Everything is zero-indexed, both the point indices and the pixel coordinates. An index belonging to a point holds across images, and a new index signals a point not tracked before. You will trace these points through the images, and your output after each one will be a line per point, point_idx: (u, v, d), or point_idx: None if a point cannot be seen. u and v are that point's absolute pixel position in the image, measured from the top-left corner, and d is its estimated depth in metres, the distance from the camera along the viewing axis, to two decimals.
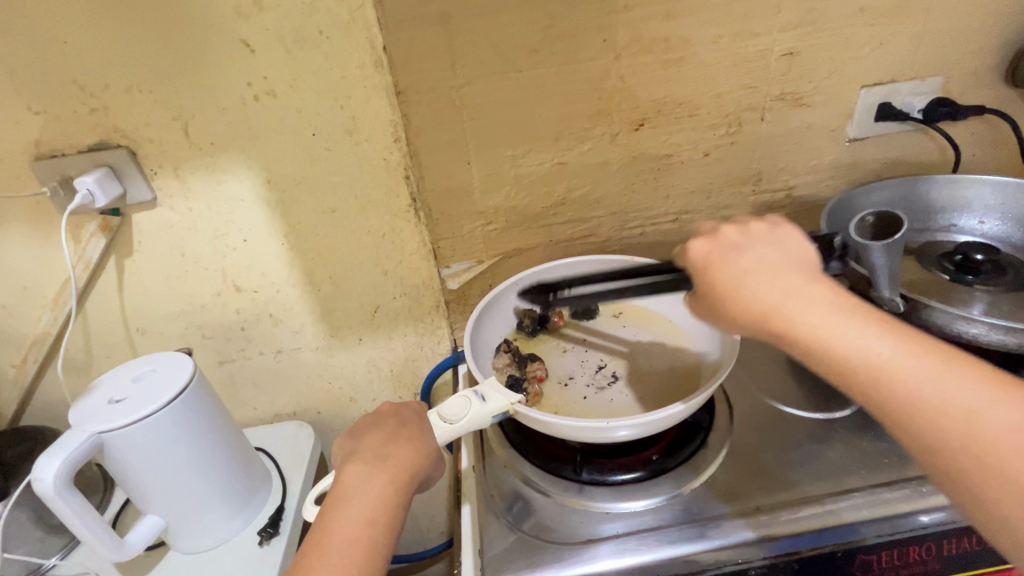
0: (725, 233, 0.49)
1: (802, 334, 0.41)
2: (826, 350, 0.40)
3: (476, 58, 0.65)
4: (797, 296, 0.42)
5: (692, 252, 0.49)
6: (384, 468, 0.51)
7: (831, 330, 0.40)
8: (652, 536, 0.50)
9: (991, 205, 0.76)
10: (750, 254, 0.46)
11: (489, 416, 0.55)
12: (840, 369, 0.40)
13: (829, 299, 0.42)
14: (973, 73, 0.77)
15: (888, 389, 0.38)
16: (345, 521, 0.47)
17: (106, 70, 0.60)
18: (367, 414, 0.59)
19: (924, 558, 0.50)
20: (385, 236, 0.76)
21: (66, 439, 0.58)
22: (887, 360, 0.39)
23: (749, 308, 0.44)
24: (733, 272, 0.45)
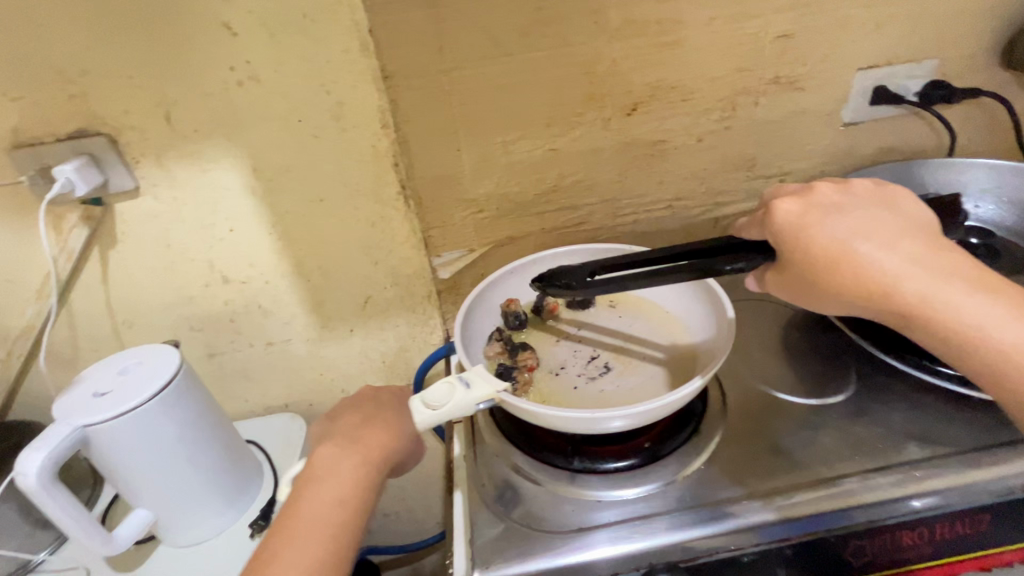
0: (814, 194, 0.50)
1: (902, 296, 0.44)
2: (923, 309, 0.44)
3: (465, 41, 0.63)
4: (899, 260, 0.45)
5: (783, 216, 0.49)
6: (356, 450, 0.52)
7: (936, 297, 0.44)
8: (643, 524, 0.50)
9: (985, 188, 0.76)
10: (847, 216, 0.48)
11: (475, 403, 0.53)
12: (937, 328, 0.44)
13: (927, 260, 0.45)
14: (969, 56, 0.76)
15: (980, 344, 0.43)
16: (316, 500, 0.48)
17: (83, 55, 0.58)
18: (346, 396, 0.60)
19: (916, 543, 0.49)
20: (375, 225, 0.74)
21: (50, 432, 0.57)
22: (983, 316, 0.43)
23: (850, 273, 0.46)
24: (833, 236, 0.47)
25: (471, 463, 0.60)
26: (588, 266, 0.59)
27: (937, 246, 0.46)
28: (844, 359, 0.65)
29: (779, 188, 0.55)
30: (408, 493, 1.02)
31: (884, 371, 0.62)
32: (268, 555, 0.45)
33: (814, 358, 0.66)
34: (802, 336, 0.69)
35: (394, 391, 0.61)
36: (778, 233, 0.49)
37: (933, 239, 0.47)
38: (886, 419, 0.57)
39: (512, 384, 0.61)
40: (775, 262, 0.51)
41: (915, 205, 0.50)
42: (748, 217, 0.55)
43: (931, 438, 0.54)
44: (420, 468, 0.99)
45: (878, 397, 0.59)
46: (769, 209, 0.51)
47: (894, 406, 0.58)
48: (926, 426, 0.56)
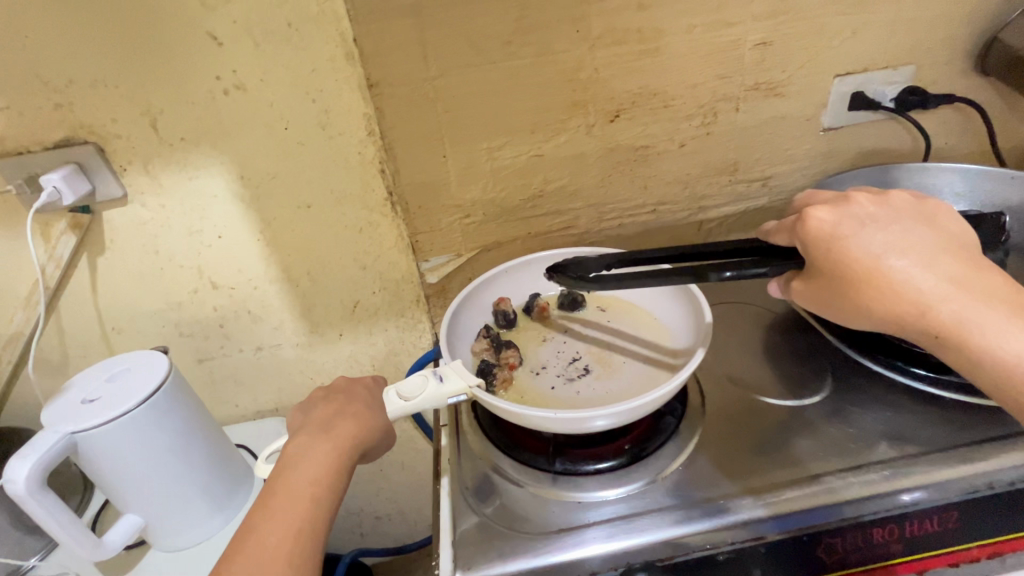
0: (851, 203, 0.50)
1: (936, 314, 0.44)
2: (955, 329, 0.44)
3: (448, 49, 0.64)
4: (935, 277, 0.45)
5: (816, 225, 0.49)
6: (329, 436, 0.53)
7: (968, 318, 0.43)
8: (623, 524, 0.51)
9: (959, 192, 0.77)
10: (883, 229, 0.47)
11: (444, 397, 0.55)
12: (970, 349, 0.43)
13: (965, 280, 0.45)
14: (944, 62, 0.77)
15: (1013, 368, 0.42)
16: (290, 483, 0.49)
17: (70, 64, 0.59)
18: (320, 387, 0.61)
19: (888, 540, 0.50)
20: (362, 231, 0.75)
21: (39, 439, 0.58)
22: (1019, 340, 0.42)
23: (883, 288, 0.46)
24: (868, 248, 0.46)
25: (455, 465, 0.61)
26: (609, 258, 0.61)
27: (975, 266, 0.46)
28: (821, 361, 0.66)
29: (815, 196, 0.55)
30: (399, 495, 1.03)
31: (860, 372, 0.64)
32: (242, 537, 0.46)
33: (792, 359, 0.67)
34: (782, 338, 0.70)
35: (366, 380, 0.62)
36: (811, 242, 0.49)
37: (971, 258, 0.46)
38: (859, 419, 0.58)
39: (490, 381, 0.62)
40: (803, 274, 0.52)
41: (954, 223, 0.49)
42: (779, 221, 0.55)
43: (904, 438, 0.56)
44: (410, 471, 1.00)
45: (852, 398, 0.61)
46: (802, 216, 0.51)
47: (868, 406, 0.60)
48: (899, 426, 0.57)
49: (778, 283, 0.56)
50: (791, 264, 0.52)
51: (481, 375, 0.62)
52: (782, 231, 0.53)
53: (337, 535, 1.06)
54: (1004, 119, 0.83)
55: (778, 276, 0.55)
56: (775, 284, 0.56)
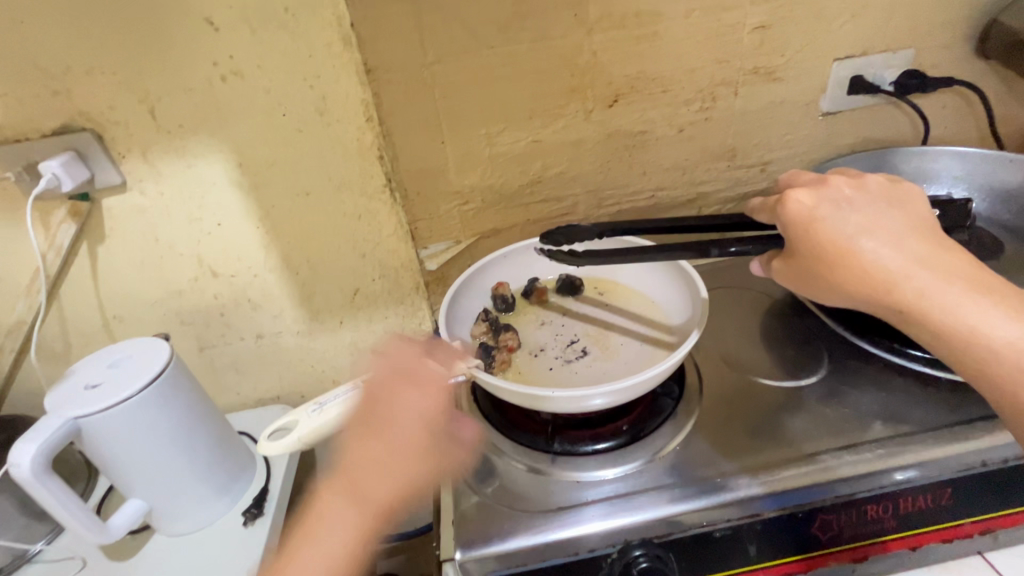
0: (828, 186, 0.50)
1: (903, 293, 0.44)
2: (923, 310, 0.44)
3: (445, 35, 0.65)
4: (903, 257, 0.45)
5: (794, 208, 0.49)
6: (368, 506, 0.53)
7: (938, 299, 0.44)
8: (622, 502, 0.51)
9: (958, 175, 0.77)
10: (857, 210, 0.48)
11: (446, 376, 0.56)
12: (933, 324, 0.44)
13: (932, 259, 0.45)
14: (943, 45, 0.77)
15: (969, 341, 0.43)
16: (323, 550, 0.51)
17: (67, 51, 0.59)
18: (377, 421, 0.55)
19: (881, 517, 0.51)
20: (362, 218, 0.74)
21: (42, 424, 0.58)
22: (977, 315, 0.43)
23: (857, 270, 0.46)
24: (842, 229, 0.46)
25: None
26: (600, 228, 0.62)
27: (941, 245, 0.46)
28: (818, 345, 0.67)
29: (794, 177, 0.54)
30: None
31: (856, 354, 0.64)
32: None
33: (789, 342, 0.68)
34: (780, 322, 0.70)
35: (423, 413, 0.56)
36: (788, 223, 0.49)
37: (939, 238, 0.46)
38: (855, 399, 0.59)
39: (488, 362, 0.63)
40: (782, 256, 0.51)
41: (924, 205, 0.49)
42: (763, 198, 0.54)
43: (899, 418, 0.56)
44: None
45: (848, 379, 0.61)
46: (781, 199, 0.51)
47: (864, 387, 0.60)
48: (895, 407, 0.58)
49: (760, 261, 0.54)
50: (775, 244, 0.53)
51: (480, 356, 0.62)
52: (766, 209, 0.53)
53: None
54: (1004, 103, 0.83)
55: (760, 253, 0.54)
56: (755, 263, 0.54)
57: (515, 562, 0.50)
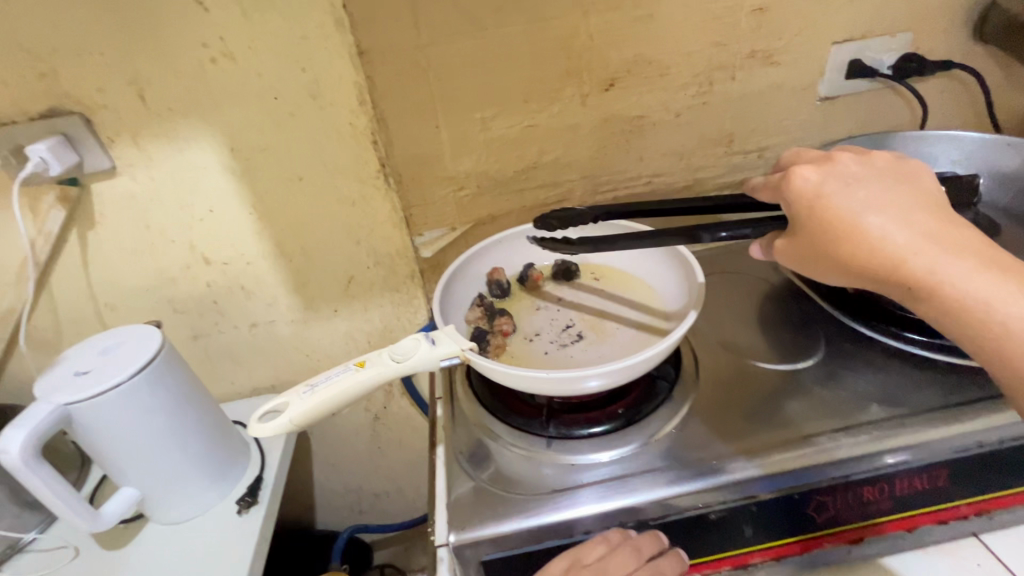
0: (835, 162, 0.49)
1: (913, 268, 0.43)
2: (933, 285, 0.43)
3: (439, 16, 0.64)
4: (911, 232, 0.44)
5: (800, 184, 0.48)
6: None
7: (950, 274, 0.43)
8: (617, 484, 0.51)
9: (956, 160, 0.76)
10: (865, 186, 0.47)
11: (439, 359, 0.55)
12: (943, 299, 0.43)
13: (942, 234, 0.44)
14: (941, 29, 0.77)
15: (981, 315, 0.42)
16: None
17: (53, 32, 0.58)
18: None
19: (876, 498, 0.51)
20: (355, 204, 0.73)
21: (31, 410, 0.58)
22: (989, 291, 0.42)
23: (863, 246, 0.45)
24: (849, 205, 0.45)
25: (450, 432, 0.61)
26: (597, 211, 0.60)
27: (950, 221, 0.45)
28: (814, 329, 0.66)
29: (800, 154, 0.53)
30: (398, 473, 1.03)
31: (852, 338, 0.64)
32: None
33: (785, 327, 0.67)
34: (777, 307, 0.70)
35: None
36: (794, 200, 0.48)
37: (947, 214, 0.46)
38: (852, 383, 0.59)
39: (483, 347, 0.62)
40: (789, 234, 0.50)
41: (933, 181, 0.48)
42: (765, 177, 0.53)
43: (894, 401, 0.56)
44: (408, 449, 1.00)
45: (844, 363, 0.61)
46: (786, 175, 0.49)
47: (861, 370, 0.60)
48: (890, 389, 0.57)
49: (760, 244, 0.53)
50: (776, 225, 0.53)
51: (474, 341, 0.62)
52: (768, 187, 0.52)
53: (337, 511, 1.07)
54: (1002, 88, 0.83)
55: (760, 238, 0.54)
56: (755, 246, 0.54)
57: (510, 544, 0.50)
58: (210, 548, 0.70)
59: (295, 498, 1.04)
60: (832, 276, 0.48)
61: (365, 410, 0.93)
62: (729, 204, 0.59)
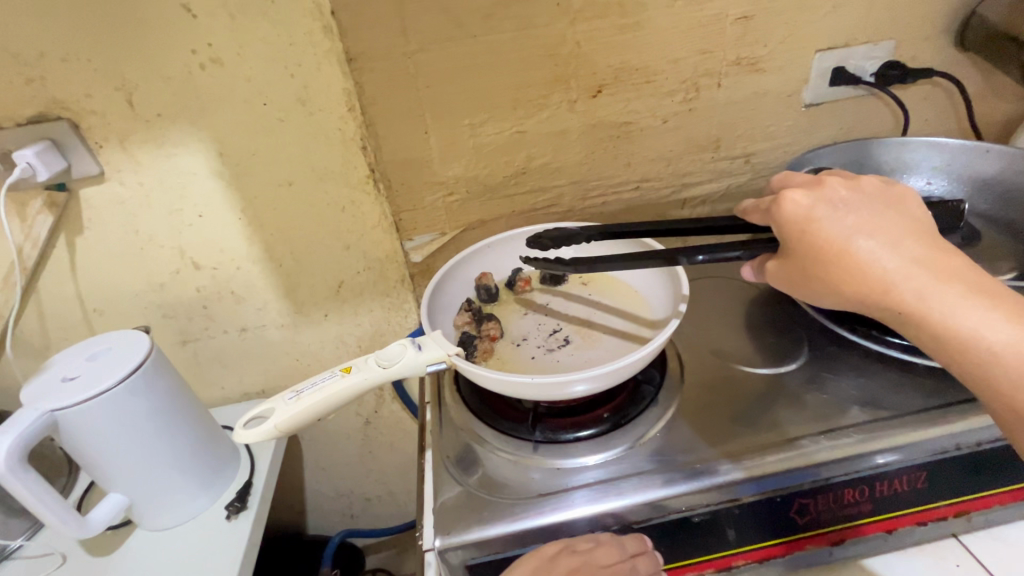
0: (825, 186, 0.48)
1: (902, 293, 0.44)
2: (919, 311, 0.44)
3: (427, 22, 0.64)
4: (901, 257, 0.44)
5: (791, 208, 0.47)
6: None
7: (938, 301, 0.43)
8: (603, 488, 0.52)
9: (936, 166, 0.77)
10: (855, 211, 0.46)
11: (424, 364, 0.55)
12: (932, 325, 0.43)
13: (931, 260, 0.44)
14: (923, 37, 0.78)
15: (967, 343, 0.42)
16: None
17: (39, 37, 0.57)
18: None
19: (858, 500, 0.52)
20: (345, 209, 0.73)
21: (17, 417, 0.57)
22: (976, 318, 0.42)
23: (853, 271, 0.45)
24: (840, 231, 0.45)
25: (437, 436, 0.61)
26: (588, 231, 0.61)
27: (939, 246, 0.45)
28: (798, 332, 0.67)
29: (788, 175, 0.53)
30: (390, 477, 1.03)
31: (835, 342, 0.65)
32: None
33: (770, 330, 0.68)
34: (762, 311, 0.71)
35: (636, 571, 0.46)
36: (785, 225, 0.47)
37: (935, 239, 0.46)
38: (834, 385, 0.60)
39: (471, 352, 0.63)
40: (779, 256, 0.50)
41: (919, 205, 0.48)
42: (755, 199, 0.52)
43: (876, 404, 0.57)
44: (399, 453, 1.00)
45: (828, 367, 0.62)
46: (776, 198, 0.49)
47: (844, 374, 0.61)
48: (872, 392, 0.58)
49: (753, 265, 0.53)
50: (768, 248, 0.53)
51: (462, 347, 0.62)
52: (758, 211, 0.51)
53: (329, 515, 1.07)
54: (982, 94, 0.84)
55: (753, 259, 0.53)
56: (748, 268, 0.54)
57: (497, 549, 0.50)
58: (198, 553, 0.69)
59: (285, 503, 1.03)
60: (822, 299, 0.48)
61: (356, 414, 0.94)
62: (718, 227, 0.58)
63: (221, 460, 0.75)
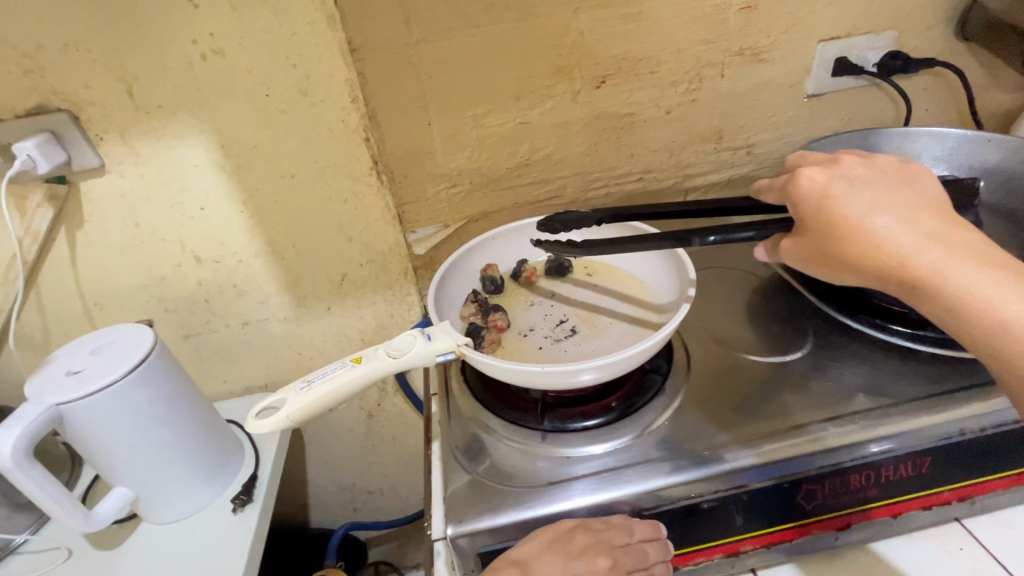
0: (841, 164, 0.50)
1: (917, 266, 0.43)
2: (936, 284, 0.43)
3: (431, 12, 0.64)
4: (916, 231, 0.44)
5: (806, 184, 0.49)
6: None
7: (955, 274, 0.42)
8: (612, 476, 0.52)
9: (938, 156, 0.77)
10: (869, 188, 0.47)
11: (435, 354, 0.56)
12: (945, 298, 0.43)
13: (947, 235, 0.44)
14: (924, 27, 0.78)
15: (982, 315, 0.41)
16: None
17: (38, 28, 0.57)
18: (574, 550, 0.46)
19: (863, 486, 0.52)
20: (347, 201, 0.73)
21: (23, 411, 0.57)
22: (991, 291, 0.41)
23: (867, 244, 0.45)
24: (854, 206, 0.46)
25: (445, 427, 0.62)
26: (600, 214, 0.61)
27: (955, 223, 0.45)
28: (802, 321, 0.68)
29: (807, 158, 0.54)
30: (392, 470, 1.03)
31: (838, 331, 0.66)
32: None
33: (774, 320, 0.69)
34: (765, 301, 0.71)
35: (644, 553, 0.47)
36: (800, 201, 0.49)
37: (952, 216, 0.46)
38: (838, 373, 0.60)
39: (478, 342, 0.63)
40: (796, 234, 0.50)
41: (937, 184, 0.49)
42: (771, 179, 0.54)
43: (879, 391, 0.57)
44: (401, 445, 1.00)
45: (831, 355, 0.63)
46: (792, 177, 0.50)
47: (847, 362, 0.62)
48: (875, 380, 0.59)
49: (766, 246, 0.54)
50: (779, 229, 0.54)
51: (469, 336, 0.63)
52: (774, 189, 0.53)
53: (331, 509, 1.07)
54: (981, 84, 0.85)
55: (766, 239, 0.54)
56: (761, 247, 0.55)
57: (506, 536, 0.50)
58: (205, 546, 0.69)
59: (288, 497, 1.04)
60: (836, 276, 0.48)
61: (359, 407, 0.94)
62: (727, 208, 0.59)
63: (226, 452, 0.75)
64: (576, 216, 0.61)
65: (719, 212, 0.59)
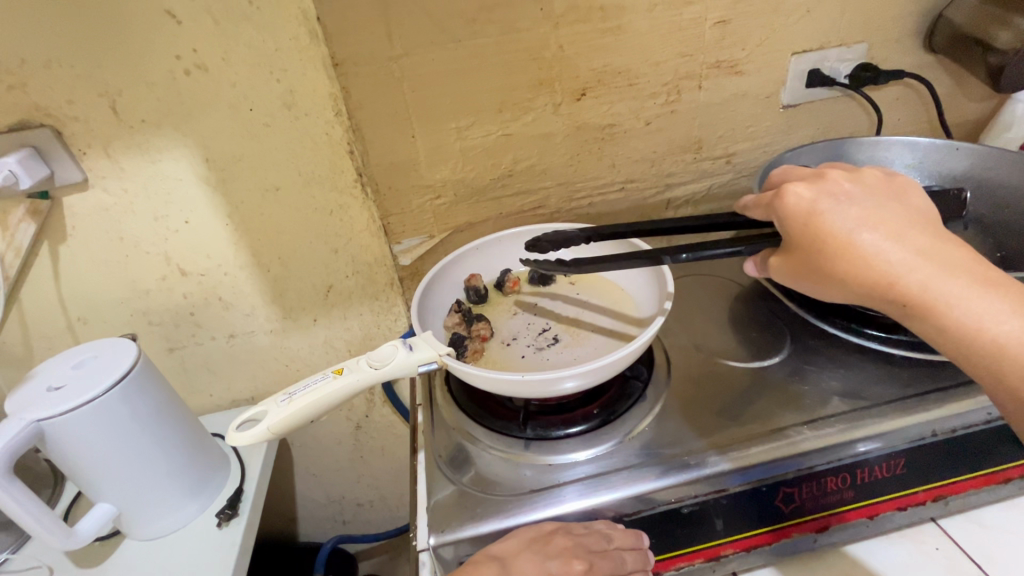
0: (826, 179, 0.50)
1: (907, 284, 0.44)
2: (925, 301, 0.44)
3: (413, 27, 0.65)
4: (904, 248, 0.45)
5: (795, 201, 0.48)
6: None
7: (944, 292, 0.43)
8: (594, 483, 0.53)
9: (910, 164, 0.80)
10: (857, 203, 0.48)
11: (417, 364, 0.56)
12: (935, 315, 0.44)
13: (934, 251, 0.45)
14: (893, 39, 0.81)
15: (975, 333, 0.43)
16: None
17: (20, 44, 0.57)
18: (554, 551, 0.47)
19: (840, 488, 0.53)
20: (333, 213, 0.74)
21: (2, 427, 0.56)
22: (981, 309, 0.43)
23: (856, 261, 0.45)
24: (842, 224, 0.46)
25: (430, 437, 0.62)
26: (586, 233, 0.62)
27: (941, 238, 0.46)
28: (781, 327, 0.69)
29: (791, 172, 0.54)
30: (381, 481, 1.03)
31: (815, 335, 0.67)
32: None
33: (753, 325, 0.70)
34: (746, 307, 0.73)
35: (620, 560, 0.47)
36: (788, 217, 0.49)
37: (938, 231, 0.47)
38: (816, 377, 0.61)
39: (462, 351, 0.64)
40: (784, 250, 0.51)
41: (921, 197, 0.50)
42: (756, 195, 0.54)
43: (856, 394, 0.59)
44: (390, 457, 1.00)
45: (810, 359, 0.64)
46: (779, 192, 0.50)
47: (825, 366, 0.63)
48: (852, 383, 0.60)
49: (755, 261, 0.54)
50: (768, 244, 0.55)
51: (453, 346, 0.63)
52: (760, 206, 0.52)
53: (320, 521, 1.07)
54: (950, 95, 0.88)
55: (755, 255, 0.54)
56: (750, 263, 0.55)
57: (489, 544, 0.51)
58: (188, 562, 0.69)
59: (275, 511, 1.03)
60: (825, 293, 0.49)
61: (346, 419, 0.93)
62: (706, 224, 0.60)
63: (211, 464, 0.74)
64: (563, 236, 0.62)
65: (704, 228, 0.60)
